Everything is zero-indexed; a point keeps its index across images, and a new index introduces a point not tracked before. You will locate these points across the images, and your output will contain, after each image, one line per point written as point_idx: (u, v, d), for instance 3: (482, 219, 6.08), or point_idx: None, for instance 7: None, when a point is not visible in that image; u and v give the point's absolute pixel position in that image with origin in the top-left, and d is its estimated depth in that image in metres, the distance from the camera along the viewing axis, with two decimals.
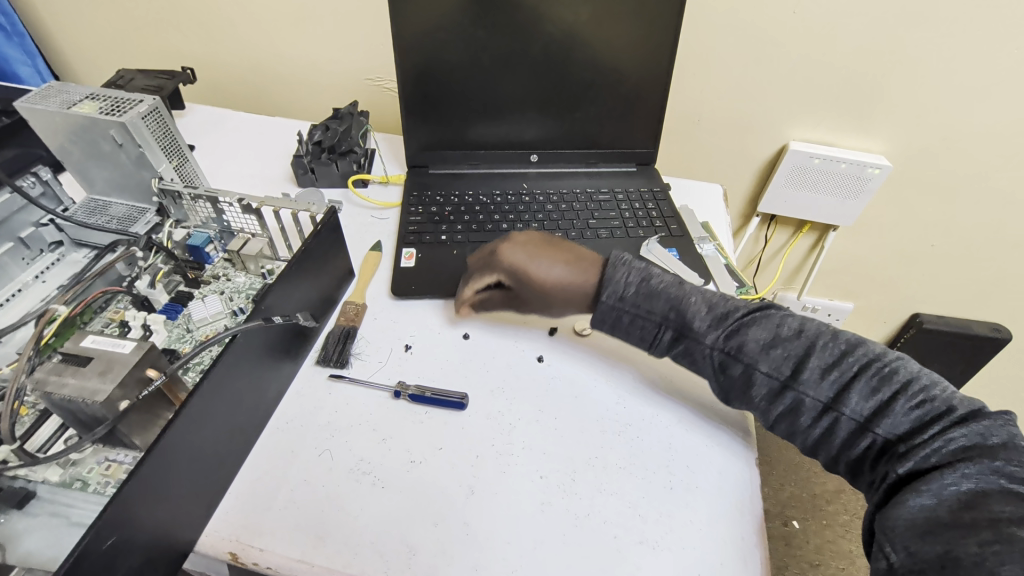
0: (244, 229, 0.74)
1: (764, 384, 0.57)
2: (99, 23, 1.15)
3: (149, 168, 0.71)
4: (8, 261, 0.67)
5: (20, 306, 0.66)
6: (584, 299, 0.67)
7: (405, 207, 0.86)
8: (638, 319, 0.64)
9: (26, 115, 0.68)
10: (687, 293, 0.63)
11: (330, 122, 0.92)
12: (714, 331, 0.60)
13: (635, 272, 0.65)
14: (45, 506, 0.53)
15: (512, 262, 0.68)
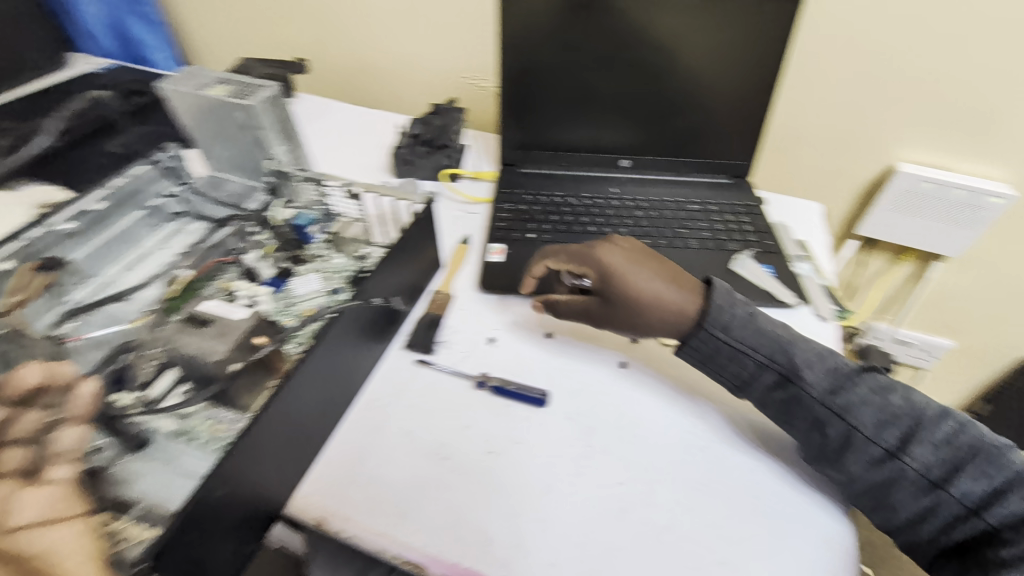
0: (345, 214, 0.77)
1: (865, 450, 0.55)
2: (224, 14, 1.25)
3: (266, 149, 0.76)
4: (138, 226, 0.74)
5: (145, 268, 0.71)
6: (680, 319, 0.62)
7: (495, 202, 0.88)
8: (740, 354, 0.60)
9: (166, 95, 0.75)
10: (796, 340, 0.60)
11: (429, 118, 0.98)
12: (822, 384, 0.57)
13: (743, 309, 0.62)
14: (152, 460, 0.54)
15: (609, 266, 0.64)
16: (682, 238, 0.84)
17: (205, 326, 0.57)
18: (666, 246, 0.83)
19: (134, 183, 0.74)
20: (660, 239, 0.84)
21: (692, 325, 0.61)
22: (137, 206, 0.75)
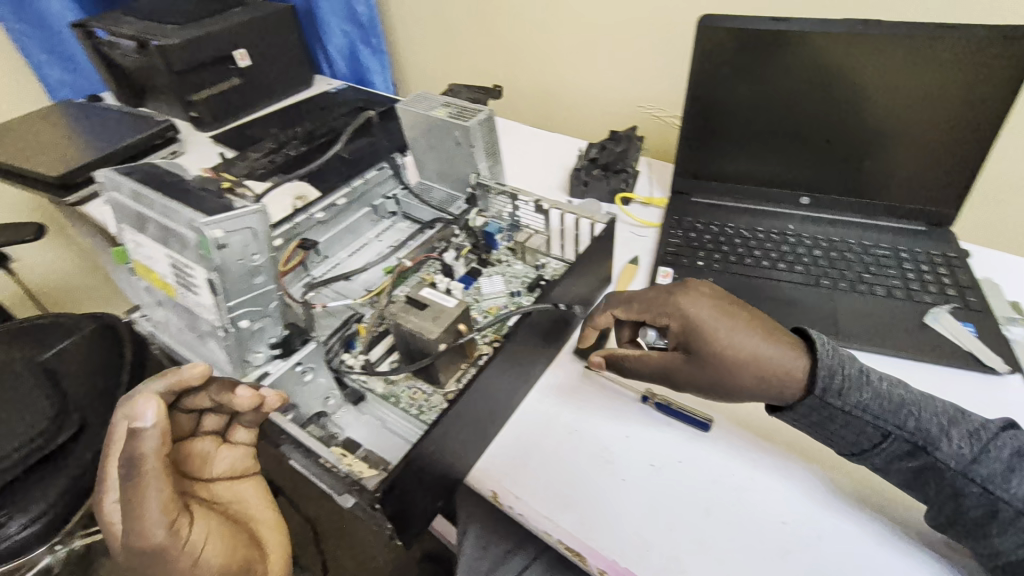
0: (530, 225, 0.85)
1: (1018, 525, 0.50)
2: (447, 46, 1.49)
3: (473, 165, 0.87)
4: (364, 220, 0.92)
5: (366, 255, 0.89)
6: (784, 383, 0.57)
7: (665, 228, 0.91)
8: (859, 423, 0.56)
9: (401, 115, 0.90)
10: (923, 404, 0.56)
11: (607, 143, 1.04)
12: (961, 453, 0.52)
13: (855, 371, 0.57)
14: (369, 410, 0.66)
15: (695, 320, 0.60)
16: (866, 283, 0.80)
17: (422, 310, 0.64)
18: (847, 290, 0.80)
19: (367, 185, 0.90)
20: (840, 282, 0.81)
21: (800, 391, 0.57)
22: (366, 203, 0.92)
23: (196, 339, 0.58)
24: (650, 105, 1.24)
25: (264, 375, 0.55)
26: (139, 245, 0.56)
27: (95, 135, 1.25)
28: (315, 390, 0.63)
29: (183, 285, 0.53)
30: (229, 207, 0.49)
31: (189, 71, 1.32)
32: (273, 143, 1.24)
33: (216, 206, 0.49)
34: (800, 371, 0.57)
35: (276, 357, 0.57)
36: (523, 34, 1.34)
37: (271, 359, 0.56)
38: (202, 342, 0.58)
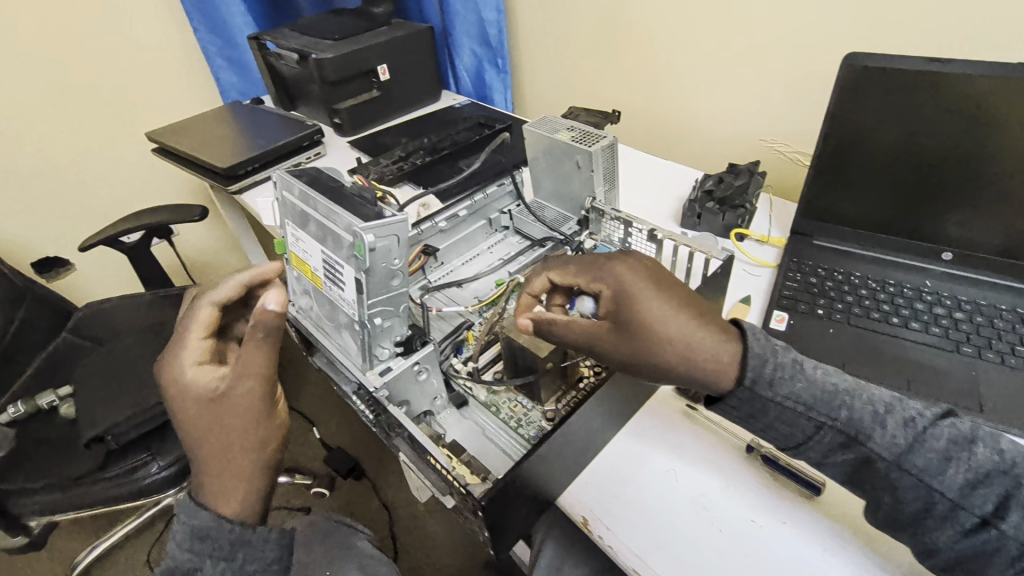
0: (640, 253, 0.86)
1: (951, 515, 0.51)
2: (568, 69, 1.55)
3: (589, 189, 0.89)
4: (479, 232, 0.98)
5: (477, 264, 0.94)
6: (713, 372, 0.56)
7: (783, 269, 0.86)
8: (792, 414, 0.56)
9: (526, 135, 0.95)
10: (856, 393, 0.56)
11: (726, 175, 1.01)
12: (895, 442, 0.53)
13: (788, 361, 0.58)
14: (470, 415, 0.69)
15: (629, 293, 0.58)
16: (1017, 356, 0.72)
17: None
18: (993, 361, 0.72)
19: (487, 200, 0.95)
20: (985, 350, 0.73)
21: (731, 383, 0.57)
22: (483, 216, 0.97)
23: (332, 328, 0.64)
24: (772, 139, 1.22)
25: (389, 370, 0.60)
26: (299, 240, 0.64)
27: (256, 135, 1.44)
28: (429, 388, 0.65)
29: (332, 278, 0.60)
30: (382, 214, 0.55)
31: (339, 83, 1.48)
32: (402, 150, 1.35)
33: (371, 213, 0.56)
34: (731, 361, 0.57)
35: (399, 355, 0.61)
36: (646, 62, 1.36)
37: (394, 356, 0.61)
38: (338, 332, 0.64)
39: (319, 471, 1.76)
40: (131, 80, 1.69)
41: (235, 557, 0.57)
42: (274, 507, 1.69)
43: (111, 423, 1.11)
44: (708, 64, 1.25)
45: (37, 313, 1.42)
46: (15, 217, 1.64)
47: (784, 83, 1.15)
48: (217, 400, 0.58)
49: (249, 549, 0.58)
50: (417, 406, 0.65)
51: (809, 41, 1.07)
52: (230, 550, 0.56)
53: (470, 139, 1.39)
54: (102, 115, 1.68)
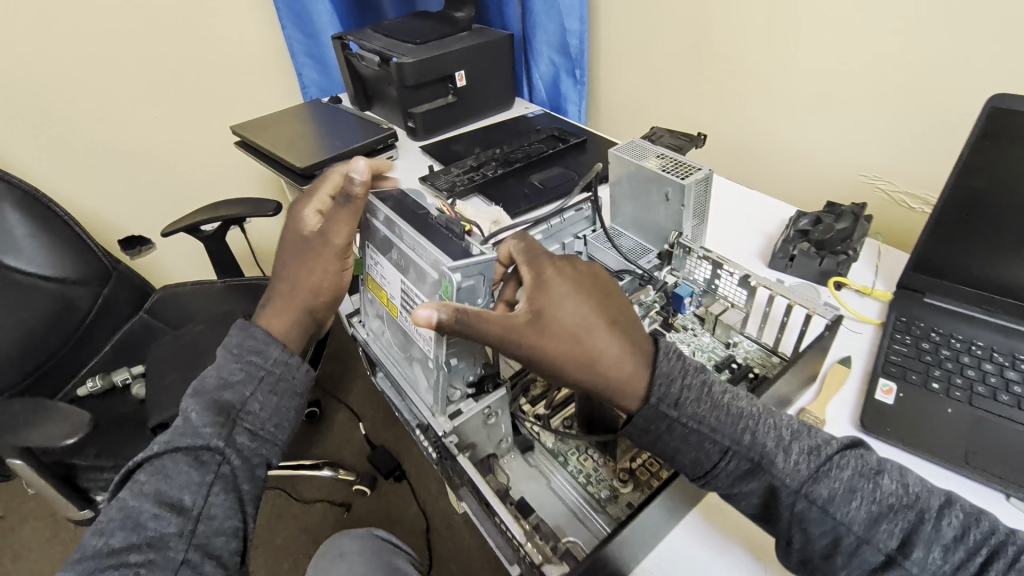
0: (728, 297, 0.79)
1: (861, 553, 0.48)
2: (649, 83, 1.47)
3: (677, 223, 0.83)
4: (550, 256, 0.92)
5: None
6: (618, 386, 0.52)
7: (890, 329, 0.77)
8: (697, 437, 0.52)
9: (611, 159, 0.89)
10: (763, 419, 0.53)
11: (824, 215, 0.93)
12: (798, 470, 0.50)
13: (698, 381, 0.54)
14: (534, 462, 0.66)
15: (550, 288, 0.55)
16: None
17: None
18: None
19: (563, 225, 0.90)
20: None
21: (637, 403, 0.53)
22: (556, 241, 0.91)
23: (404, 359, 0.63)
24: (873, 173, 1.13)
25: (458, 413, 0.58)
26: (380, 265, 0.63)
27: (333, 136, 1.46)
28: (496, 432, 0.63)
29: (409, 309, 0.58)
30: (469, 251, 0.52)
31: (417, 87, 1.47)
32: (474, 160, 1.33)
33: (457, 248, 0.53)
34: (641, 378, 0.53)
35: (470, 396, 0.59)
36: (737, 82, 1.27)
37: (466, 398, 0.59)
38: (410, 365, 0.62)
39: (361, 468, 1.78)
40: (221, 73, 1.77)
41: (274, 370, 0.72)
42: (314, 498, 1.72)
43: (177, 409, 1.18)
44: (808, 89, 1.15)
45: (122, 292, 1.49)
46: (108, 197, 1.75)
47: (893, 116, 1.05)
48: (314, 246, 0.78)
49: (285, 369, 0.72)
50: (482, 449, 0.64)
51: (932, 72, 0.97)
52: (270, 363, 0.72)
53: (543, 153, 1.35)
54: (192, 105, 1.76)
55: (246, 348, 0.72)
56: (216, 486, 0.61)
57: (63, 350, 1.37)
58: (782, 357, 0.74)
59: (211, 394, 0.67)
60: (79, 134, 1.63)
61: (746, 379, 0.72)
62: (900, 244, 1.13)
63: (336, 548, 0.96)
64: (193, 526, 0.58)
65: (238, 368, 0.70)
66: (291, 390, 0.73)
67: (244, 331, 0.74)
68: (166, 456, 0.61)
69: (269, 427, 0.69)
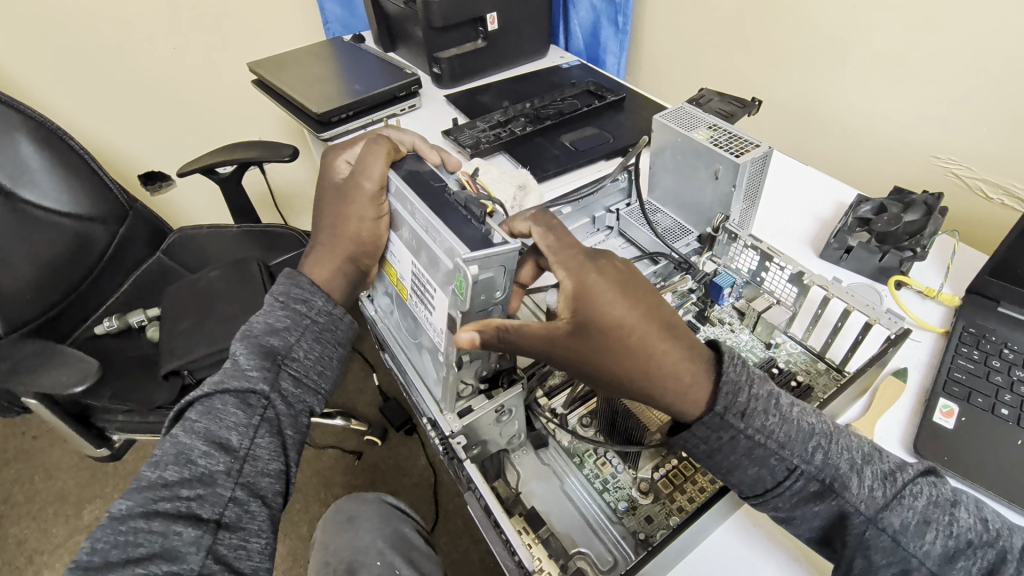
0: (774, 293, 0.72)
1: None
2: (697, 36, 1.33)
3: (724, 205, 0.75)
4: (580, 230, 0.86)
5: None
6: (674, 400, 0.46)
7: (954, 343, 0.69)
8: (760, 453, 0.46)
9: (655, 126, 0.80)
10: (834, 436, 0.47)
11: (891, 202, 0.83)
12: (873, 496, 0.44)
13: (765, 392, 0.48)
14: (548, 460, 0.62)
15: (594, 293, 0.47)
16: None
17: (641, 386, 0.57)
18: None
19: (594, 197, 0.82)
20: None
21: (696, 413, 0.46)
22: (586, 214, 0.85)
23: (413, 344, 0.60)
24: (947, 156, 1.00)
25: (469, 411, 0.55)
26: (393, 243, 0.59)
27: (354, 79, 1.36)
28: (508, 429, 0.59)
29: (419, 295, 0.54)
30: (489, 239, 0.46)
31: (444, 29, 1.36)
32: (502, 115, 1.22)
33: (475, 236, 0.47)
34: (700, 384, 0.47)
35: (483, 393, 0.56)
36: (801, 40, 1.13)
37: (477, 394, 0.56)
38: (419, 353, 0.59)
39: (373, 418, 1.78)
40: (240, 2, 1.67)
41: (318, 319, 0.69)
42: (326, 444, 1.73)
43: (190, 359, 1.16)
44: (885, 53, 1.01)
45: (137, 230, 1.45)
46: (126, 131, 1.69)
47: (983, 92, 0.92)
48: (338, 189, 0.71)
49: (329, 320, 0.70)
50: (490, 444, 0.60)
51: None
52: (315, 312, 0.69)
53: (577, 111, 1.23)
54: (208, 37, 1.66)
55: (293, 296, 0.69)
56: (262, 429, 0.60)
57: (81, 288, 1.35)
58: (840, 373, 0.67)
59: (258, 338, 0.64)
60: (95, 62, 1.56)
61: (787, 386, 0.66)
62: (967, 237, 1.02)
63: (342, 513, 0.92)
64: (240, 466, 0.57)
65: (285, 314, 0.67)
66: (336, 340, 0.70)
67: (290, 280, 0.71)
68: (215, 396, 0.60)
69: (314, 375, 0.67)
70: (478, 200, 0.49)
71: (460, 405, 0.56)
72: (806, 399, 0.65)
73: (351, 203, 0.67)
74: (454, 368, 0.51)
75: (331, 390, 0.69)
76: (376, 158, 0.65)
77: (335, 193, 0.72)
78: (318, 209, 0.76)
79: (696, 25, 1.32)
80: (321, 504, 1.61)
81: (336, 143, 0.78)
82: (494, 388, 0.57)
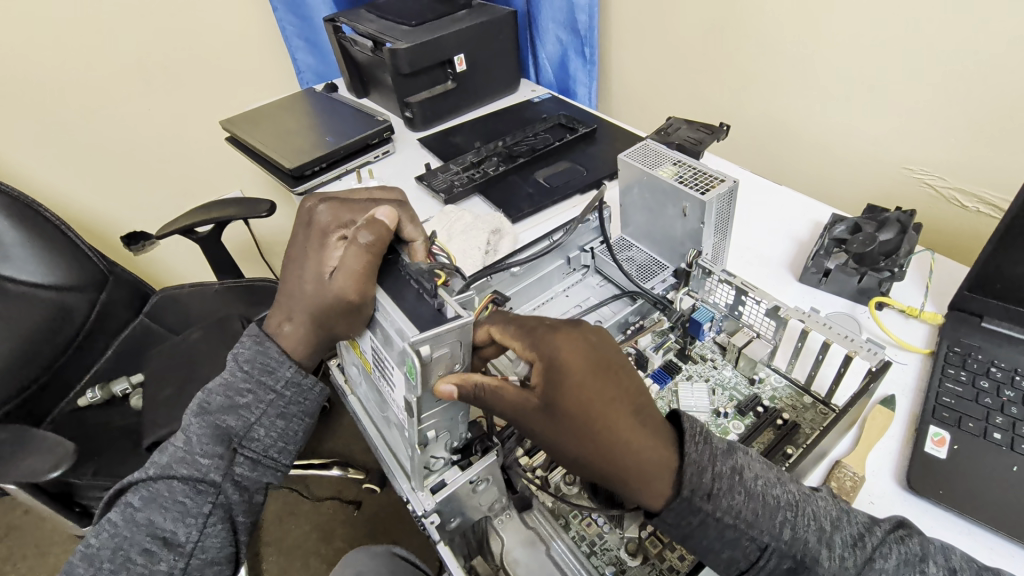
0: (754, 327, 0.71)
1: None
2: (662, 63, 1.35)
3: (696, 241, 0.75)
4: (556, 272, 0.85)
5: (548, 312, 0.84)
6: (637, 485, 0.45)
7: (938, 365, 0.68)
8: (731, 535, 0.44)
9: (621, 165, 0.80)
10: (801, 506, 0.45)
11: (863, 221, 0.83)
12: (844, 567, 0.42)
13: (728, 468, 0.46)
14: (533, 523, 0.60)
15: (563, 370, 0.48)
16: None
17: None
18: None
19: (568, 240, 0.81)
20: None
21: (660, 500, 0.45)
22: (561, 255, 0.84)
23: (384, 419, 0.59)
24: (919, 167, 1.00)
25: (442, 486, 0.54)
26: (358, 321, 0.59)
27: (327, 130, 1.37)
28: (486, 496, 0.58)
29: (381, 371, 0.53)
30: (443, 313, 0.48)
31: (413, 74, 1.37)
32: (475, 155, 1.23)
33: (428, 315, 0.49)
34: (666, 469, 0.45)
35: (455, 463, 0.56)
36: (763, 60, 1.14)
37: (450, 465, 0.57)
38: (390, 428, 0.59)
39: (370, 465, 1.74)
40: (212, 60, 1.70)
41: (283, 393, 0.65)
42: (324, 496, 1.69)
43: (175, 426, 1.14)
44: (844, 70, 1.03)
45: (119, 295, 1.44)
46: (103, 195, 1.69)
47: (943, 102, 0.93)
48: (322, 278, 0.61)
49: (296, 392, 0.66)
50: (471, 513, 0.60)
51: (988, 51, 0.85)
52: (281, 385, 0.65)
53: (549, 146, 1.23)
54: (184, 97, 1.69)
55: (259, 366, 0.65)
56: (213, 517, 0.61)
57: (60, 360, 1.32)
58: (828, 407, 0.65)
59: (213, 417, 0.63)
60: (69, 130, 1.57)
61: (774, 425, 0.65)
62: (948, 245, 1.01)
63: (350, 567, 0.83)
64: (184, 562, 0.59)
65: (246, 390, 0.64)
66: (302, 412, 0.67)
67: (255, 343, 0.67)
68: (161, 481, 0.61)
69: (274, 451, 0.66)
70: (427, 274, 0.50)
71: (433, 480, 0.55)
72: (794, 437, 0.63)
73: (334, 307, 0.56)
74: (419, 447, 0.52)
75: (293, 462, 0.68)
76: (356, 256, 0.54)
77: (319, 280, 0.61)
78: (293, 280, 0.65)
79: (659, 53, 1.34)
80: (322, 559, 1.57)
81: (331, 201, 0.65)
82: (468, 458, 0.57)
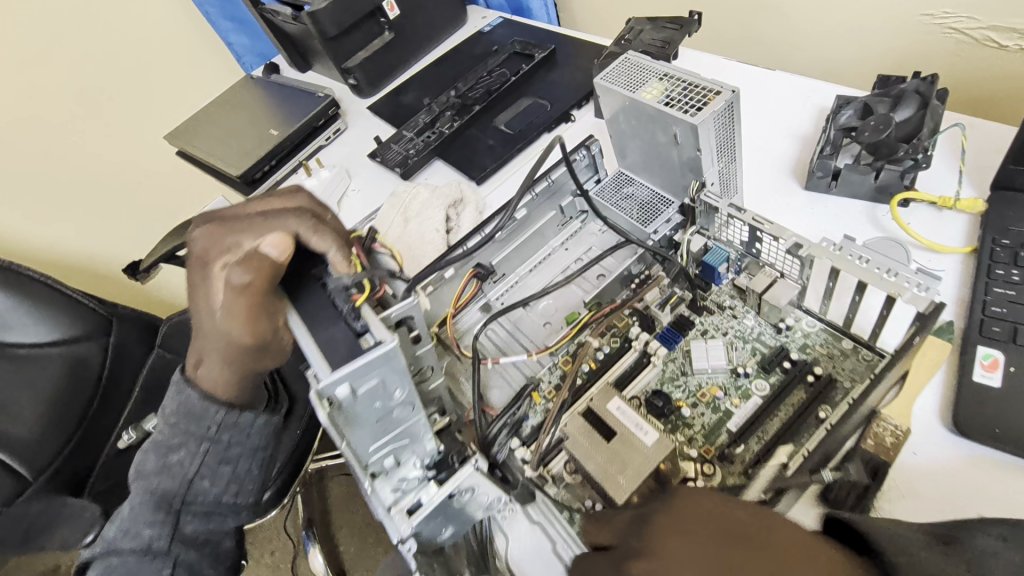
0: (777, 266, 0.59)
1: None
2: None
3: (696, 170, 0.61)
4: (549, 225, 0.76)
5: (547, 272, 0.75)
6: None
7: (981, 268, 0.57)
8: None
9: (598, 91, 0.66)
10: None
11: (876, 100, 0.68)
12: None
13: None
14: (537, 515, 0.55)
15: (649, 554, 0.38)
16: None
17: (608, 443, 0.48)
18: None
19: (556, 185, 0.71)
20: None
21: None
22: (553, 205, 0.74)
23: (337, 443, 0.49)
24: (938, 10, 0.82)
25: (419, 506, 0.47)
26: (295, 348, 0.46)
27: (270, 120, 1.25)
28: (478, 501, 0.52)
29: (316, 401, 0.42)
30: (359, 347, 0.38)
31: (343, 35, 1.22)
32: (426, 115, 1.09)
33: (345, 348, 0.39)
34: None
35: (430, 480, 0.48)
36: None
37: (424, 482, 0.48)
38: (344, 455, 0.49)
39: None
40: (144, 68, 1.57)
41: (219, 438, 0.63)
42: None
43: None
44: None
45: None
46: (85, 235, 1.55)
47: None
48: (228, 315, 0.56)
49: (234, 432, 0.63)
50: (468, 517, 0.54)
51: None
52: (214, 431, 0.63)
53: (505, 83, 1.08)
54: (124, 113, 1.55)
55: (185, 417, 0.63)
56: None
57: None
58: (880, 355, 0.54)
59: (151, 482, 0.63)
60: (28, 175, 1.43)
61: (804, 383, 0.55)
62: (977, 99, 0.86)
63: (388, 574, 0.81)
64: None
65: (177, 445, 0.63)
66: (247, 452, 0.65)
67: (179, 393, 0.64)
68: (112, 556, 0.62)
69: (225, 497, 0.66)
70: (340, 282, 0.43)
71: (407, 501, 0.47)
72: (829, 396, 0.53)
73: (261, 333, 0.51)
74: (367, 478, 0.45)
75: (253, 497, 0.69)
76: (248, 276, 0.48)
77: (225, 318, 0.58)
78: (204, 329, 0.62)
79: None
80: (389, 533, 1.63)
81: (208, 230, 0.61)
82: (444, 471, 0.49)
